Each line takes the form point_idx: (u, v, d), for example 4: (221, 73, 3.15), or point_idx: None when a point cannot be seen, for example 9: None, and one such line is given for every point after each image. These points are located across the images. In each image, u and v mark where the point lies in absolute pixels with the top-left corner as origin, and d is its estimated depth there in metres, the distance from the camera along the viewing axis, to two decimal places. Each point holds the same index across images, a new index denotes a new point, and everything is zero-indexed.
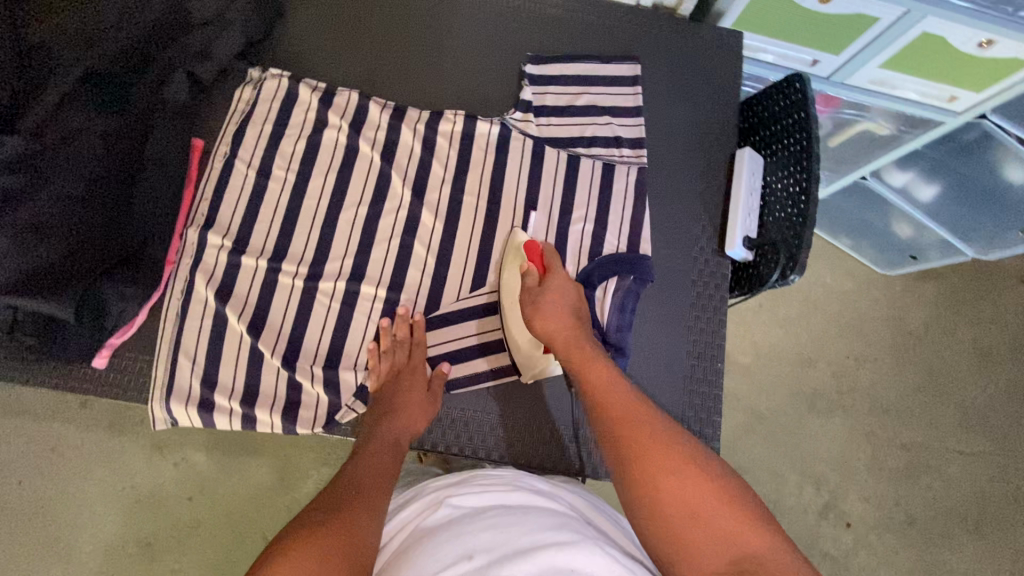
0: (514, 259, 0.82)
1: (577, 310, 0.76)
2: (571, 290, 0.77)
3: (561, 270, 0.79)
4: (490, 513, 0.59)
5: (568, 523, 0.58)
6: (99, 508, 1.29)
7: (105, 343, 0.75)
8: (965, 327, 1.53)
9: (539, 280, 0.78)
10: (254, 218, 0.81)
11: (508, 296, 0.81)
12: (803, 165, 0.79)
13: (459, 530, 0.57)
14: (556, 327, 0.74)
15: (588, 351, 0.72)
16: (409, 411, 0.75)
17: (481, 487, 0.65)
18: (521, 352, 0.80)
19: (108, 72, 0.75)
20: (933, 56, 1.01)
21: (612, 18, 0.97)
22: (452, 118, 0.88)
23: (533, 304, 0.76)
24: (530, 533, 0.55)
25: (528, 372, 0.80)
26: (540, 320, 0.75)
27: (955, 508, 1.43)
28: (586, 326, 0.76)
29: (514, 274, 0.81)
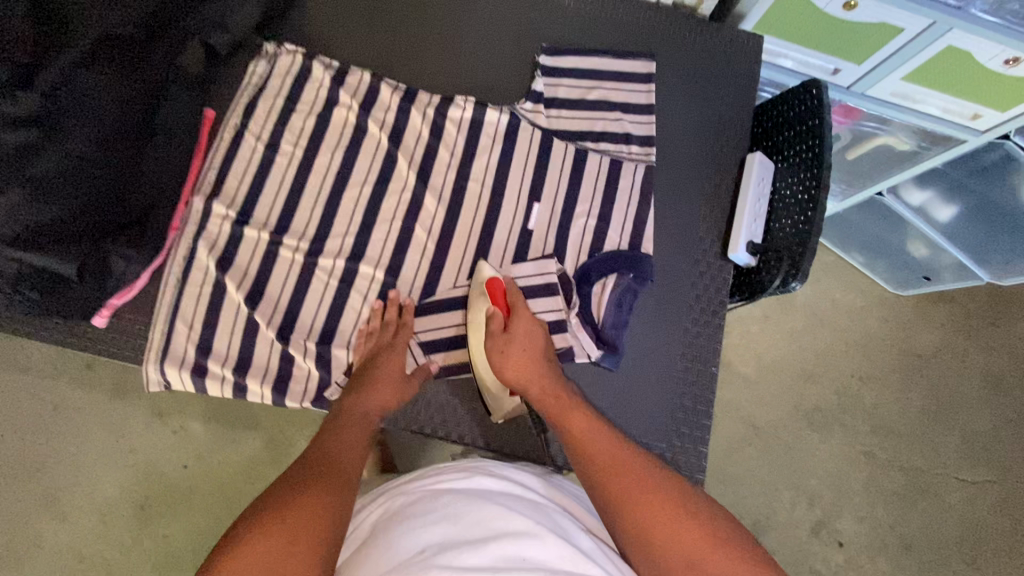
0: (478, 298, 0.80)
1: (544, 351, 0.76)
2: (537, 332, 0.77)
3: (523, 307, 0.78)
4: (444, 501, 0.61)
5: (521, 509, 0.61)
6: (96, 470, 1.31)
7: (105, 302, 0.77)
8: (975, 353, 1.50)
9: (504, 323, 0.77)
10: (260, 191, 0.82)
11: (476, 340, 0.79)
12: (813, 172, 0.78)
13: (414, 523, 0.59)
14: (529, 387, 0.73)
15: (560, 394, 0.72)
16: (383, 387, 0.74)
17: (441, 474, 0.66)
18: (488, 393, 0.79)
19: (128, 32, 0.75)
20: (958, 71, 0.99)
21: (631, 14, 0.96)
22: (462, 104, 0.88)
23: (499, 351, 0.75)
24: (482, 524, 0.57)
25: (497, 412, 0.79)
26: (507, 369, 0.74)
27: (952, 536, 1.41)
28: (555, 367, 0.76)
29: (478, 311, 0.79)
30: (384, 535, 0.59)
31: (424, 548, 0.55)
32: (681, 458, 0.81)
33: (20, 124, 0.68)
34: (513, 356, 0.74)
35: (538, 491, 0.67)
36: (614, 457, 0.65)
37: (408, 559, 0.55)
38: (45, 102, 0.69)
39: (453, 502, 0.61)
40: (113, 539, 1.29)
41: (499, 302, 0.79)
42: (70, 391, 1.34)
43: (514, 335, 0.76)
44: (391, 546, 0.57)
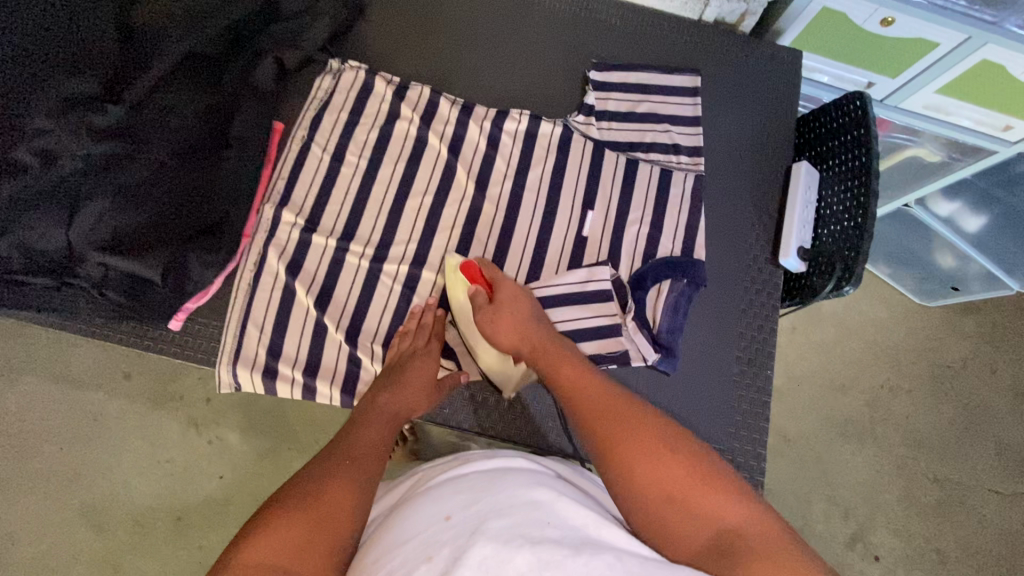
0: (456, 283, 0.82)
1: (532, 312, 0.78)
2: (521, 294, 0.79)
3: (507, 281, 0.80)
4: (468, 477, 0.63)
5: (541, 480, 0.62)
6: (134, 479, 1.32)
7: (182, 307, 0.78)
8: (1006, 364, 1.50)
9: (488, 299, 0.79)
10: (326, 199, 0.85)
11: (466, 317, 0.81)
12: (862, 180, 0.81)
13: (438, 495, 0.60)
14: (517, 338, 0.77)
15: (548, 347, 0.75)
16: (413, 390, 0.75)
17: (464, 460, 0.68)
18: (494, 371, 0.82)
19: (208, 53, 0.80)
20: (991, 84, 1.01)
21: (676, 31, 1.00)
22: (517, 117, 0.92)
23: (488, 319, 0.78)
24: (505, 491, 0.58)
25: (507, 388, 0.82)
26: (500, 335, 0.77)
27: (989, 550, 1.39)
28: (545, 325, 0.78)
29: (462, 297, 0.81)
30: (411, 507, 0.61)
31: (447, 512, 0.56)
32: (738, 460, 0.82)
33: (109, 136, 0.73)
34: (504, 319, 0.77)
35: (558, 472, 0.68)
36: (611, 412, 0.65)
37: (431, 523, 0.56)
38: (129, 113, 0.75)
39: (478, 477, 0.62)
40: (149, 550, 1.29)
41: (478, 279, 0.80)
42: (110, 401, 1.36)
43: (500, 306, 0.78)
44: (416, 514, 0.59)
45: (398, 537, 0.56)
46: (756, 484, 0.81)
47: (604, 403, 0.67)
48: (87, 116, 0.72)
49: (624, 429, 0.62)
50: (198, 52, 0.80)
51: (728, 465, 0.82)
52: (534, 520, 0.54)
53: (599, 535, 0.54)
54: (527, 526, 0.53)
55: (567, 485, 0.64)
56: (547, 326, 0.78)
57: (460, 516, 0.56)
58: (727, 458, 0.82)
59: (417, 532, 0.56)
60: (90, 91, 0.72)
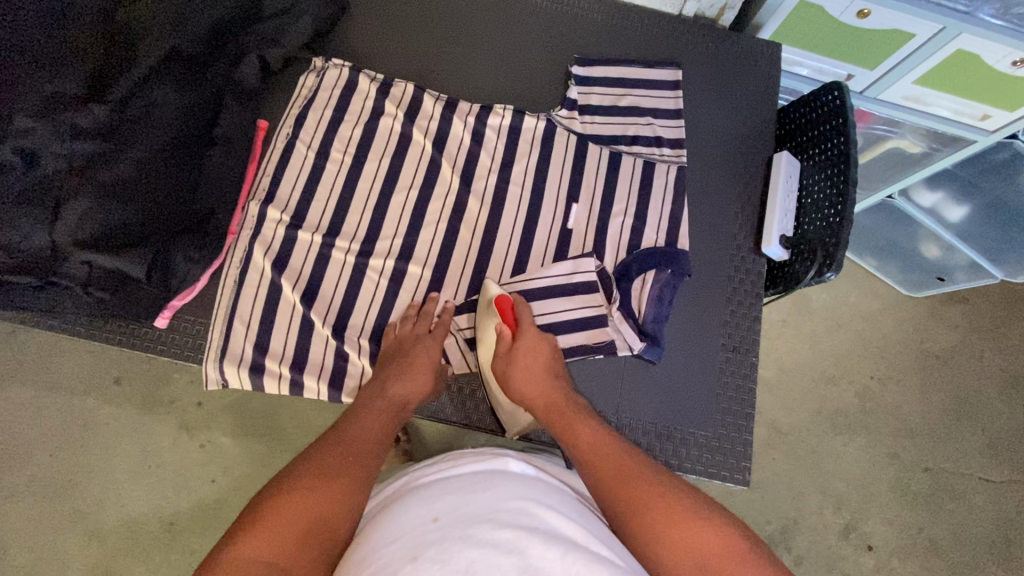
0: (487, 316, 0.82)
1: (549, 366, 0.79)
2: (545, 349, 0.79)
3: (530, 328, 0.80)
4: (457, 479, 0.63)
5: (530, 486, 0.62)
6: (125, 485, 1.31)
7: (168, 303, 0.79)
8: (993, 353, 1.52)
9: (511, 340, 0.79)
10: (312, 196, 0.86)
11: (488, 356, 0.82)
12: (841, 168, 0.82)
13: (426, 496, 0.61)
14: (533, 392, 0.76)
15: (562, 405, 0.74)
16: (419, 378, 0.76)
17: (454, 461, 0.69)
18: (502, 410, 0.82)
19: (191, 52, 0.81)
20: (968, 73, 1.04)
21: (656, 26, 1.01)
22: (501, 112, 0.92)
23: (506, 369, 0.78)
24: (495, 495, 0.59)
25: (512, 429, 0.81)
26: (515, 379, 0.77)
27: (981, 537, 1.41)
28: (562, 381, 0.78)
29: (488, 331, 0.82)
30: (398, 507, 0.61)
31: (435, 514, 0.57)
32: (726, 448, 0.83)
33: (91, 135, 0.73)
34: (519, 364, 0.77)
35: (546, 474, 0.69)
36: (623, 471, 0.64)
37: (419, 523, 0.56)
38: (114, 112, 0.75)
39: (466, 478, 0.63)
40: (142, 556, 1.28)
41: (507, 316, 0.80)
42: (100, 406, 1.35)
43: (519, 353, 0.78)
44: (404, 514, 0.59)
45: (385, 537, 0.56)
46: (744, 470, 0.82)
47: (601, 448, 0.67)
48: (70, 116, 0.72)
49: (620, 473, 0.63)
50: (180, 51, 0.80)
51: (716, 453, 0.82)
52: (521, 523, 0.55)
53: (582, 544, 0.55)
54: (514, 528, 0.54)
55: (556, 491, 0.65)
56: (565, 384, 0.78)
57: (449, 517, 0.56)
58: (715, 446, 0.83)
59: (405, 532, 0.56)
60: (74, 90, 0.72)
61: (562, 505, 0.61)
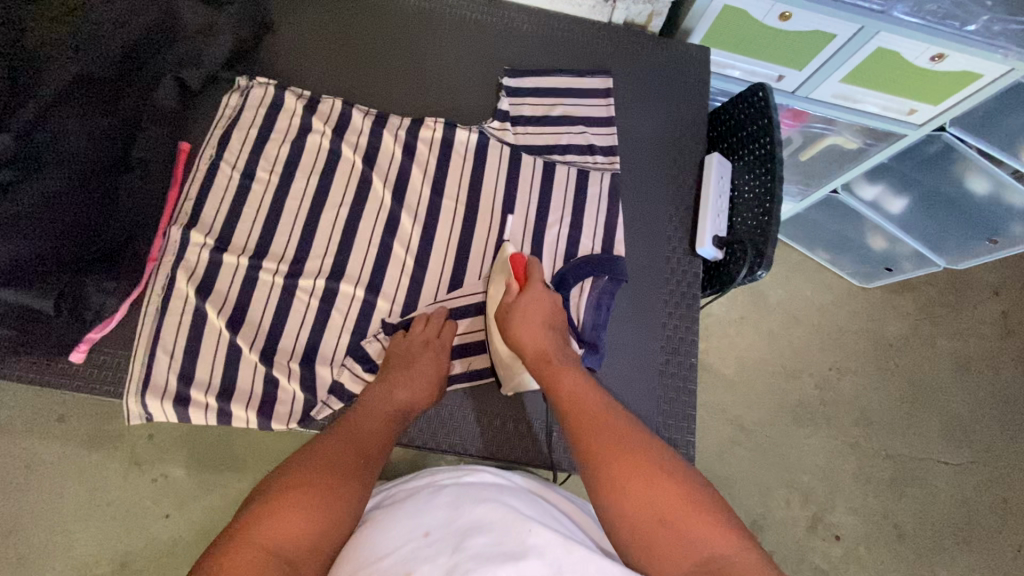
0: (499, 271, 0.84)
1: (552, 319, 0.79)
2: (548, 301, 0.80)
3: (540, 283, 0.81)
4: (443, 490, 0.64)
5: (516, 494, 0.64)
6: (71, 527, 1.25)
7: (84, 337, 0.75)
8: (944, 338, 1.56)
9: (518, 290, 0.81)
10: (237, 218, 0.83)
11: (493, 305, 0.83)
12: (767, 167, 0.83)
13: (414, 509, 0.62)
14: (530, 336, 0.76)
15: (552, 358, 0.75)
16: (425, 386, 0.78)
17: (440, 474, 0.70)
18: (500, 361, 0.81)
19: (101, 75, 0.78)
20: (891, 69, 1.07)
21: (584, 35, 1.02)
22: (432, 125, 0.91)
23: (509, 311, 0.79)
24: (483, 505, 0.60)
25: (508, 386, 0.80)
26: (514, 324, 0.77)
27: (944, 520, 1.43)
28: (559, 335, 0.79)
29: (498, 285, 0.83)
30: (388, 517, 0.62)
31: (425, 529, 0.58)
32: (669, 451, 0.82)
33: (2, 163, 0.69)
34: (523, 311, 0.78)
35: (529, 483, 0.71)
36: (616, 442, 0.64)
37: (409, 539, 0.57)
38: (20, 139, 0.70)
39: (453, 490, 0.64)
40: None
41: (519, 274, 0.82)
42: (42, 445, 1.29)
43: (524, 301, 0.79)
44: (394, 528, 0.60)
45: (376, 552, 0.57)
46: None
47: (582, 401, 0.70)
48: None
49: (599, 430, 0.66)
50: (88, 74, 0.76)
51: None
52: (515, 533, 0.56)
53: (579, 549, 0.56)
54: (508, 539, 0.55)
55: (542, 500, 0.67)
56: (561, 338, 0.79)
57: (438, 531, 0.57)
58: (661, 449, 0.82)
59: (395, 547, 0.57)
60: None
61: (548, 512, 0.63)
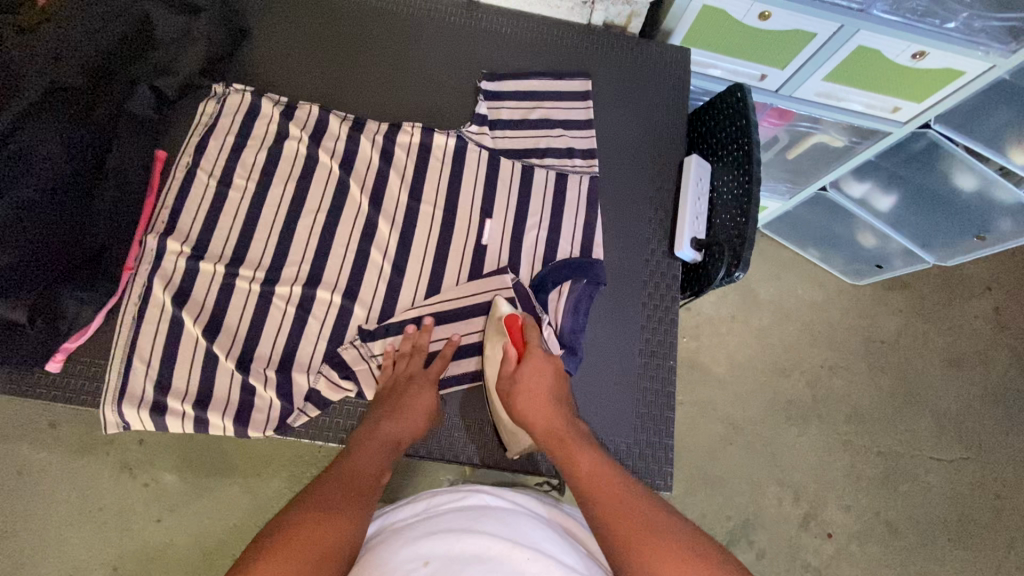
0: (495, 335, 0.82)
1: (555, 390, 0.78)
2: (548, 369, 0.78)
3: (539, 350, 0.79)
4: (442, 518, 0.65)
5: (511, 519, 0.66)
6: (63, 532, 1.26)
7: (60, 347, 0.76)
8: (935, 335, 1.55)
9: (517, 361, 0.79)
10: (214, 225, 0.84)
11: (492, 376, 0.81)
12: (745, 168, 0.83)
13: (414, 536, 0.63)
14: (537, 416, 0.75)
15: (563, 434, 0.73)
16: (415, 416, 0.77)
17: (437, 496, 0.71)
18: (505, 431, 0.80)
19: (76, 87, 0.77)
20: (873, 68, 1.06)
21: (561, 36, 1.02)
22: (410, 130, 0.91)
23: (510, 387, 0.78)
24: (484, 534, 0.61)
25: (513, 448, 0.79)
26: (520, 405, 0.76)
27: (936, 517, 1.43)
28: (566, 407, 0.77)
29: (495, 351, 0.81)
30: (387, 546, 0.63)
31: (426, 558, 0.59)
32: (649, 454, 0.82)
33: None
34: (524, 393, 0.76)
35: (520, 501, 0.72)
36: (632, 521, 0.62)
37: (410, 568, 0.58)
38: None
39: (453, 518, 0.65)
40: None
41: (517, 340, 0.80)
42: (32, 451, 1.29)
43: (524, 374, 0.77)
44: (395, 558, 0.60)
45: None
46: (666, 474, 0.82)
47: (598, 476, 0.68)
48: None
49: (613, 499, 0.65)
50: (63, 86, 0.75)
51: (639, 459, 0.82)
52: (514, 564, 0.58)
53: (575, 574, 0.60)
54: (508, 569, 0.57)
55: (536, 520, 0.69)
56: (568, 409, 0.77)
57: (438, 560, 0.58)
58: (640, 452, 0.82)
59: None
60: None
61: (543, 537, 0.65)
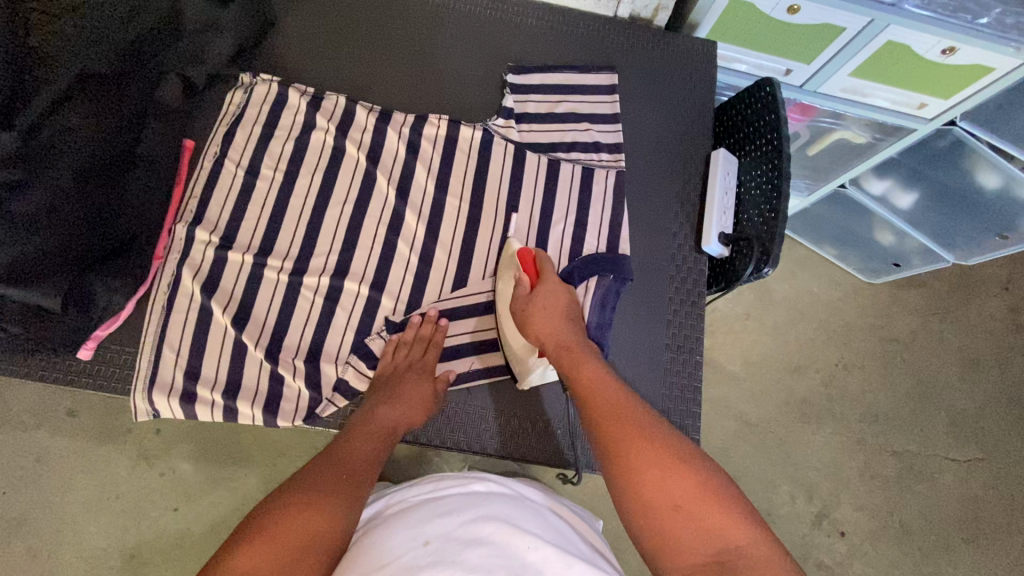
0: (508, 267, 0.83)
1: (567, 312, 0.79)
2: (562, 294, 0.80)
3: (552, 277, 0.81)
4: (444, 501, 0.66)
5: (514, 506, 0.66)
6: (82, 519, 1.27)
7: (91, 334, 0.77)
8: (952, 335, 1.54)
9: (529, 288, 0.80)
10: (242, 215, 0.83)
11: (503, 301, 0.82)
12: (774, 163, 0.82)
13: (416, 518, 0.63)
14: (547, 331, 0.76)
15: (573, 347, 0.75)
16: (411, 406, 0.76)
17: (443, 482, 0.72)
18: (514, 357, 0.80)
19: (104, 72, 0.76)
20: (901, 63, 1.05)
21: (588, 29, 1.01)
22: (436, 122, 0.91)
23: (522, 308, 0.78)
24: (484, 519, 0.61)
25: (522, 378, 0.80)
26: (532, 322, 0.77)
27: (950, 517, 1.43)
28: (576, 325, 0.78)
29: (507, 282, 0.83)
30: (391, 526, 0.64)
31: (426, 537, 0.59)
32: None
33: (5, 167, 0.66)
34: (538, 310, 0.78)
35: (526, 492, 0.73)
36: (619, 412, 0.65)
37: (410, 547, 0.58)
38: (23, 142, 0.68)
39: (455, 501, 0.66)
40: None
41: (530, 270, 0.81)
42: (52, 439, 1.30)
43: (538, 297, 0.79)
44: (396, 536, 0.61)
45: (377, 560, 0.58)
46: None
47: (603, 387, 0.69)
48: None
49: (618, 426, 0.64)
50: (91, 72, 0.74)
51: None
52: (512, 549, 0.58)
53: (578, 564, 0.59)
54: (507, 553, 0.57)
55: (542, 510, 0.69)
56: (579, 329, 0.78)
57: (439, 540, 0.59)
58: None
59: (397, 555, 0.58)
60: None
61: (546, 525, 0.65)
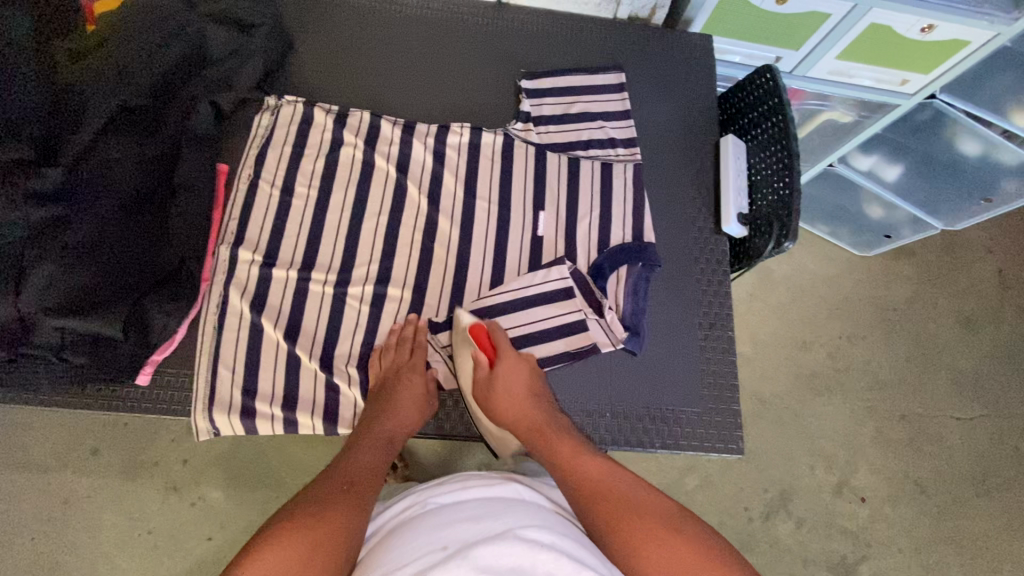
0: (463, 344, 0.83)
1: (531, 387, 0.79)
2: (522, 367, 0.80)
3: (509, 350, 0.81)
4: (466, 505, 0.64)
5: (537, 513, 0.63)
6: (115, 558, 1.25)
7: (147, 360, 0.78)
8: (945, 300, 1.61)
9: (488, 367, 0.80)
10: (281, 233, 0.86)
11: (466, 381, 0.83)
12: (783, 143, 0.87)
13: (436, 521, 0.61)
14: (516, 414, 0.77)
15: (543, 426, 0.76)
16: (405, 411, 0.77)
17: (467, 483, 0.69)
18: (492, 436, 0.84)
19: (141, 106, 0.80)
20: (883, 44, 1.11)
21: (592, 32, 1.06)
22: (459, 131, 0.95)
23: (488, 394, 0.79)
24: (501, 522, 0.59)
25: (505, 453, 0.85)
26: (498, 405, 0.78)
27: (961, 474, 1.48)
28: (542, 400, 0.79)
29: (465, 359, 0.83)
30: (409, 532, 0.61)
31: (444, 542, 0.57)
32: (715, 420, 0.86)
33: (49, 199, 0.71)
34: (501, 393, 0.78)
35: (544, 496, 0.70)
36: (600, 487, 0.66)
37: (427, 550, 0.56)
38: (67, 176, 0.73)
39: (476, 506, 0.63)
40: None
41: (485, 345, 0.81)
42: (79, 479, 1.28)
43: (500, 375, 0.79)
44: (414, 540, 0.59)
45: (396, 562, 0.57)
46: (736, 439, 0.85)
47: (585, 467, 0.69)
48: (20, 182, 0.70)
49: (603, 497, 0.65)
50: (130, 105, 0.80)
51: (708, 426, 0.86)
52: (526, 551, 0.55)
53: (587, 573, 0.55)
54: (516, 553, 0.54)
55: (564, 521, 0.65)
56: (547, 403, 0.79)
57: (456, 543, 0.56)
58: (705, 421, 0.86)
59: (414, 559, 0.56)
60: (20, 156, 0.70)
61: (567, 533, 0.61)
